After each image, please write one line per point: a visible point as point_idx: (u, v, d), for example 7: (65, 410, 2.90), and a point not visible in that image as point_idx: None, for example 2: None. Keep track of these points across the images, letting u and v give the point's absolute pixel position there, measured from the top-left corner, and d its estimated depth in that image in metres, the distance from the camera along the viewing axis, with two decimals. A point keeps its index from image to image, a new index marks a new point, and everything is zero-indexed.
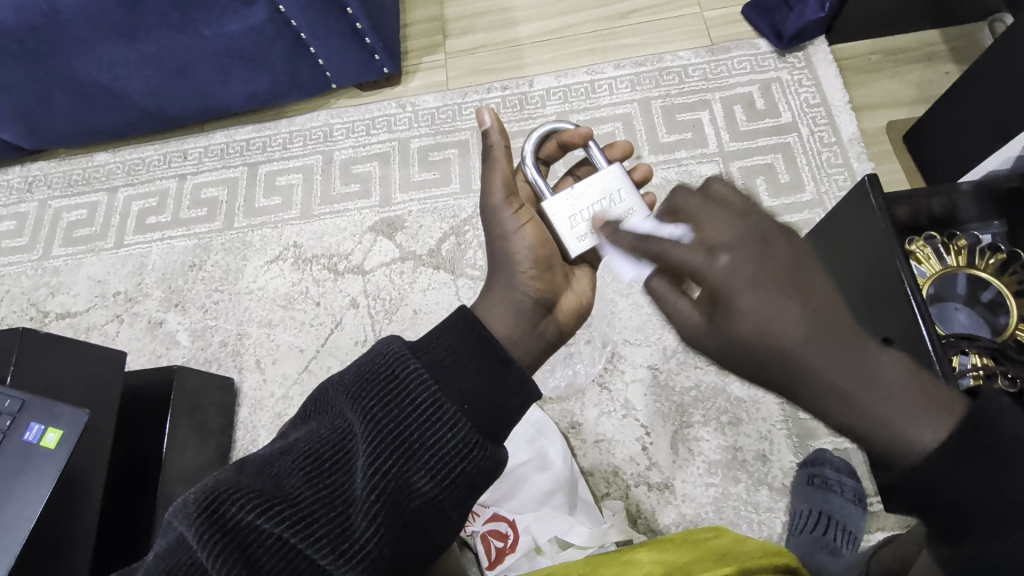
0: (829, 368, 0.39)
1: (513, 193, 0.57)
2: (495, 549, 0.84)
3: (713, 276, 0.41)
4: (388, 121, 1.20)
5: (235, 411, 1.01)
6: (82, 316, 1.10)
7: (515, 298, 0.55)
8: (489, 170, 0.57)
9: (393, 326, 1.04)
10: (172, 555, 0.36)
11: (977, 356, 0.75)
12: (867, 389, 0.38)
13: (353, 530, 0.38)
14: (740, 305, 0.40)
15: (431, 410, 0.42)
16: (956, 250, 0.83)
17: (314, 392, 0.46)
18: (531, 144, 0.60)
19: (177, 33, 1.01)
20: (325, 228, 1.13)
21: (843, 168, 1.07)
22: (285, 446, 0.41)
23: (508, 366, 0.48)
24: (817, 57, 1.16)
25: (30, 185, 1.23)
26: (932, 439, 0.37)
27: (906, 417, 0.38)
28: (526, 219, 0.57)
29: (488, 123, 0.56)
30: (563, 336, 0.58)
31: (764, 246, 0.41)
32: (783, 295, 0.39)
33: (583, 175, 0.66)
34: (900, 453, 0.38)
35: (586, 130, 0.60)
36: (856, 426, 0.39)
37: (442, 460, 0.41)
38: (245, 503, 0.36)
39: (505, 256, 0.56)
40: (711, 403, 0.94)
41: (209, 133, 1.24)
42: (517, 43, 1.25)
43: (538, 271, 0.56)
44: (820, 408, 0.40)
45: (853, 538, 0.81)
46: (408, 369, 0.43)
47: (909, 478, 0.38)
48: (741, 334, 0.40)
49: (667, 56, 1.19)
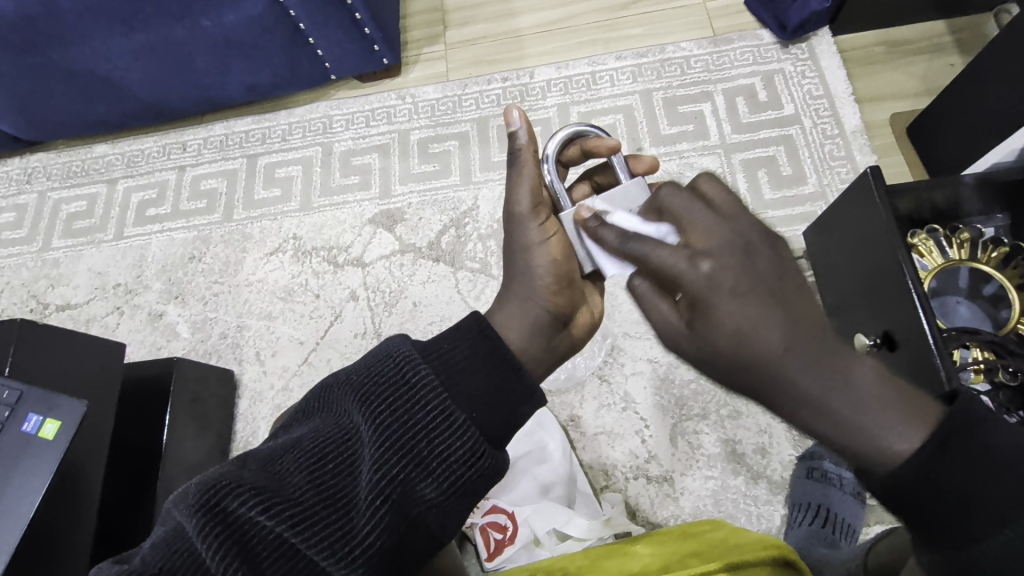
0: (810, 378, 0.38)
1: (539, 202, 0.56)
2: (494, 540, 0.84)
3: (692, 278, 0.40)
4: (387, 113, 1.20)
5: (235, 403, 1.01)
6: (82, 307, 1.10)
7: (532, 312, 0.54)
8: (515, 175, 0.56)
9: (393, 318, 1.04)
10: (171, 545, 0.36)
11: (978, 349, 0.74)
12: (840, 400, 0.38)
13: (353, 533, 0.38)
14: (718, 309, 0.40)
15: (441, 417, 0.41)
16: (959, 243, 0.82)
17: (319, 387, 0.46)
18: (555, 145, 0.58)
19: (175, 22, 1.00)
20: (324, 220, 1.13)
21: (845, 161, 1.06)
22: (290, 442, 0.40)
23: (517, 374, 0.47)
24: (821, 49, 1.15)
25: (29, 177, 1.23)
26: (907, 447, 0.37)
27: (884, 428, 0.38)
28: (553, 231, 0.55)
29: (516, 121, 0.55)
30: (573, 347, 0.58)
31: (746, 254, 0.40)
32: (766, 304, 0.39)
33: (600, 182, 0.64)
34: (875, 460, 0.38)
35: (613, 143, 0.58)
36: (830, 435, 0.39)
37: (449, 468, 0.41)
38: (247, 500, 0.36)
39: (525, 267, 0.55)
40: (711, 397, 0.94)
41: (209, 124, 1.23)
42: (518, 34, 1.24)
43: (557, 285, 0.55)
44: (795, 418, 0.40)
45: (851, 531, 0.80)
46: (420, 374, 0.42)
47: (893, 483, 0.38)
48: (721, 341, 0.40)
49: (669, 47, 1.18)
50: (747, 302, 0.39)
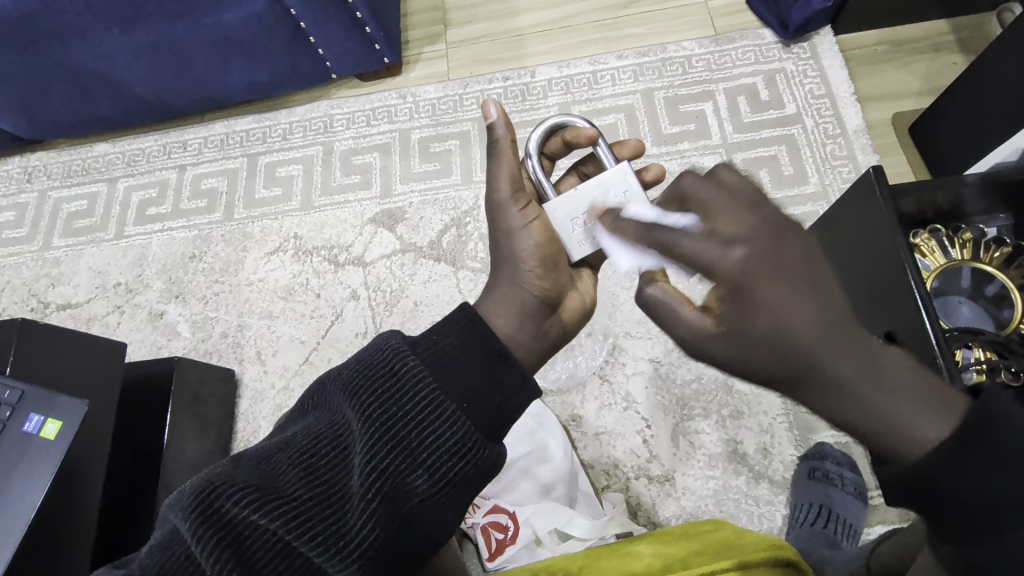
0: (843, 366, 0.38)
1: (521, 191, 0.56)
2: (495, 540, 0.83)
3: (730, 265, 0.39)
4: (388, 112, 1.20)
5: (236, 403, 1.00)
6: (83, 306, 1.10)
7: (518, 298, 0.54)
8: (495, 166, 0.56)
9: (394, 318, 1.04)
10: (168, 548, 0.35)
11: (981, 350, 0.75)
12: (873, 387, 0.38)
13: (348, 528, 0.37)
14: (752, 299, 0.39)
15: (430, 407, 0.42)
16: (961, 244, 0.82)
17: (311, 385, 0.46)
18: (538, 138, 0.59)
19: (176, 21, 1.00)
20: (325, 220, 1.12)
21: (847, 160, 1.06)
22: (282, 440, 0.40)
23: (507, 363, 0.47)
24: (822, 48, 1.14)
25: (29, 176, 1.23)
26: (936, 434, 0.37)
27: (913, 415, 0.38)
28: (534, 216, 0.56)
29: (494, 116, 0.55)
30: (564, 334, 0.59)
31: (777, 240, 0.39)
32: (799, 290, 0.39)
33: (587, 172, 0.66)
34: (903, 449, 0.38)
35: (593, 132, 0.59)
36: (859, 426, 0.39)
37: (441, 459, 0.41)
38: (240, 499, 0.35)
39: (510, 254, 0.55)
40: (713, 396, 0.94)
41: (209, 123, 1.23)
42: (519, 33, 1.24)
43: (542, 270, 0.55)
44: (824, 407, 0.40)
45: (853, 532, 0.82)
46: (408, 365, 0.43)
47: (911, 474, 0.38)
48: (754, 330, 0.40)
49: (671, 46, 1.18)
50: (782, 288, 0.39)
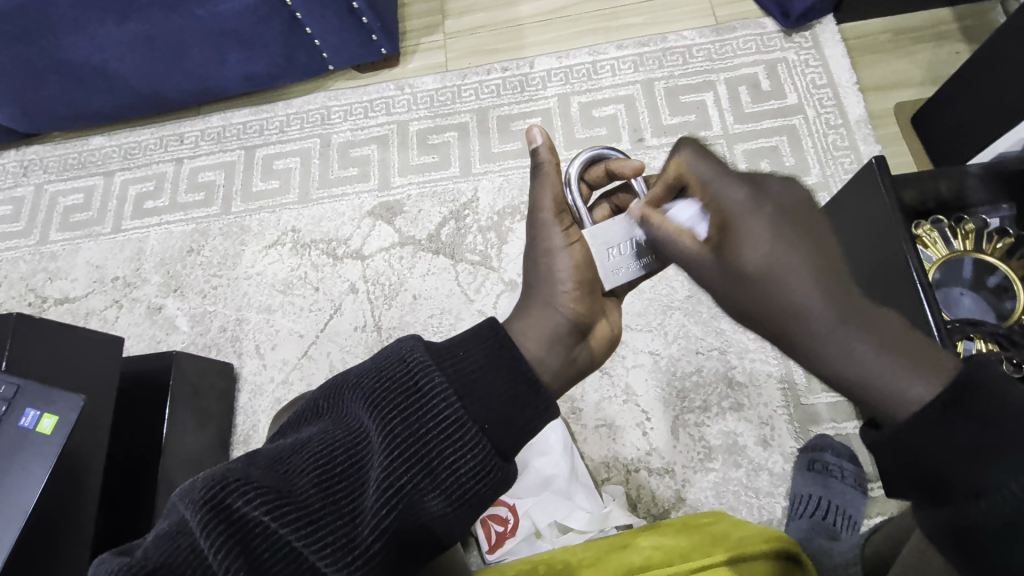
0: (840, 306, 0.41)
1: (564, 211, 0.54)
2: (495, 533, 0.84)
3: (730, 201, 0.43)
4: (386, 104, 1.19)
5: (235, 397, 1.00)
6: (80, 301, 1.10)
7: (552, 321, 0.52)
8: (539, 184, 0.54)
9: (393, 311, 1.03)
10: (175, 539, 0.35)
11: (982, 341, 0.75)
12: (852, 336, 0.41)
13: (358, 542, 0.37)
14: (749, 235, 0.42)
15: (453, 429, 0.41)
16: (963, 235, 0.81)
17: (327, 385, 0.45)
18: (577, 167, 0.57)
19: (169, 11, 0.99)
20: (323, 213, 1.12)
21: (849, 151, 1.05)
22: (296, 443, 0.39)
23: (534, 389, 0.46)
24: (824, 37, 1.13)
25: (25, 170, 1.22)
26: (924, 391, 0.39)
27: (897, 374, 0.40)
28: (575, 238, 0.54)
29: (538, 140, 0.53)
30: (592, 363, 0.55)
31: (759, 197, 0.43)
32: (795, 241, 0.42)
33: (621, 204, 0.60)
34: (891, 404, 0.40)
35: (638, 164, 0.56)
36: (850, 376, 0.41)
37: (458, 480, 0.40)
38: (253, 499, 0.35)
39: (547, 274, 0.53)
40: (713, 388, 0.94)
41: (206, 116, 1.22)
42: (517, 23, 1.23)
43: (578, 293, 0.53)
44: (817, 352, 0.42)
45: (853, 523, 0.82)
46: (432, 381, 0.41)
47: (903, 436, 0.39)
48: (750, 267, 0.42)
49: (671, 36, 1.17)
50: (783, 234, 0.42)
